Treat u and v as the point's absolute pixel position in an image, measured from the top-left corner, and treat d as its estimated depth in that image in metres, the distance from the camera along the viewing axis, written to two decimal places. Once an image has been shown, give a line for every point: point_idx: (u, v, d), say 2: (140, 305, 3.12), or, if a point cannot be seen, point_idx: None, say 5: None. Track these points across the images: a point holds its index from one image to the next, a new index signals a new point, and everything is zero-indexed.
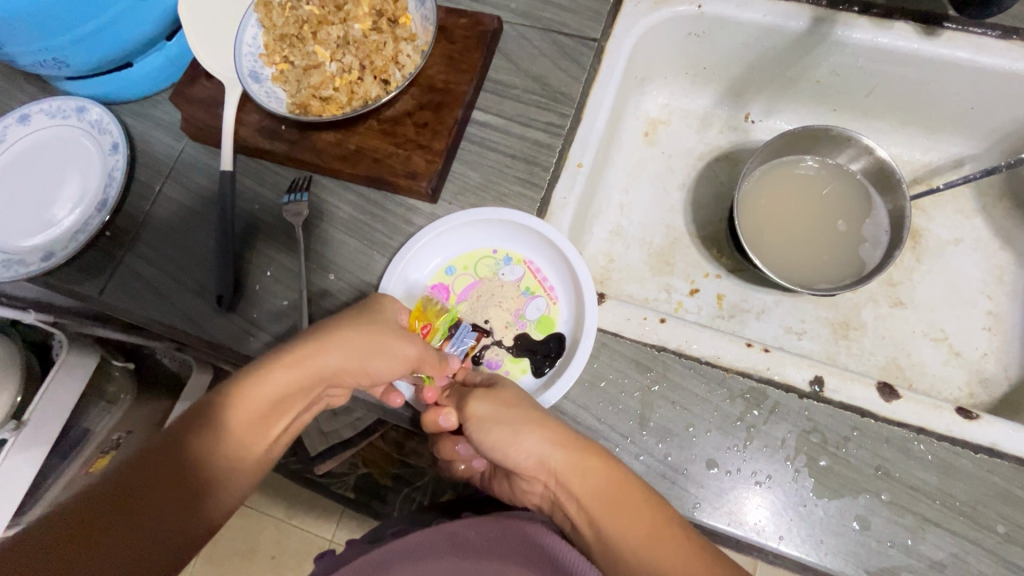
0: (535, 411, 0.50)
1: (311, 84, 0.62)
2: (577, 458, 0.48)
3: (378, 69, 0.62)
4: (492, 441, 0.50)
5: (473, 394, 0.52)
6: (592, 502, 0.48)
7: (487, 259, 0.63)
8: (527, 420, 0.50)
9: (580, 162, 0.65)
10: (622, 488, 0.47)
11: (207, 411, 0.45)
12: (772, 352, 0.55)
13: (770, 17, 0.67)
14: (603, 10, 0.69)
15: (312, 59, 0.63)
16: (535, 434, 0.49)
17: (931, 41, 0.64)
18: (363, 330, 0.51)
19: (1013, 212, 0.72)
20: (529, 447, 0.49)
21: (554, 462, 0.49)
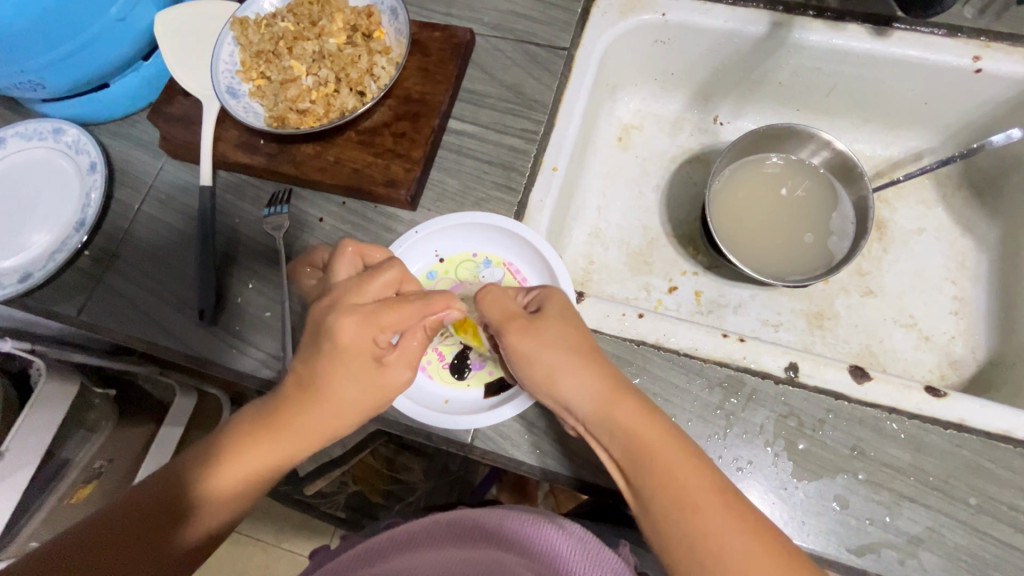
0: (582, 338, 0.51)
1: (288, 97, 0.63)
2: (616, 396, 0.48)
3: (354, 82, 0.64)
4: (540, 371, 0.50)
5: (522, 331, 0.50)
6: (629, 440, 0.46)
7: (468, 262, 0.64)
8: (570, 347, 0.50)
9: (555, 165, 0.67)
10: (653, 424, 0.47)
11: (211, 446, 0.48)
12: (747, 341, 0.56)
13: (730, 23, 0.71)
14: (571, 20, 0.72)
15: (288, 74, 0.65)
16: (574, 366, 0.49)
17: (882, 41, 0.67)
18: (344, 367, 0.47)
19: (971, 201, 0.75)
20: (577, 374, 0.49)
21: (598, 401, 0.48)
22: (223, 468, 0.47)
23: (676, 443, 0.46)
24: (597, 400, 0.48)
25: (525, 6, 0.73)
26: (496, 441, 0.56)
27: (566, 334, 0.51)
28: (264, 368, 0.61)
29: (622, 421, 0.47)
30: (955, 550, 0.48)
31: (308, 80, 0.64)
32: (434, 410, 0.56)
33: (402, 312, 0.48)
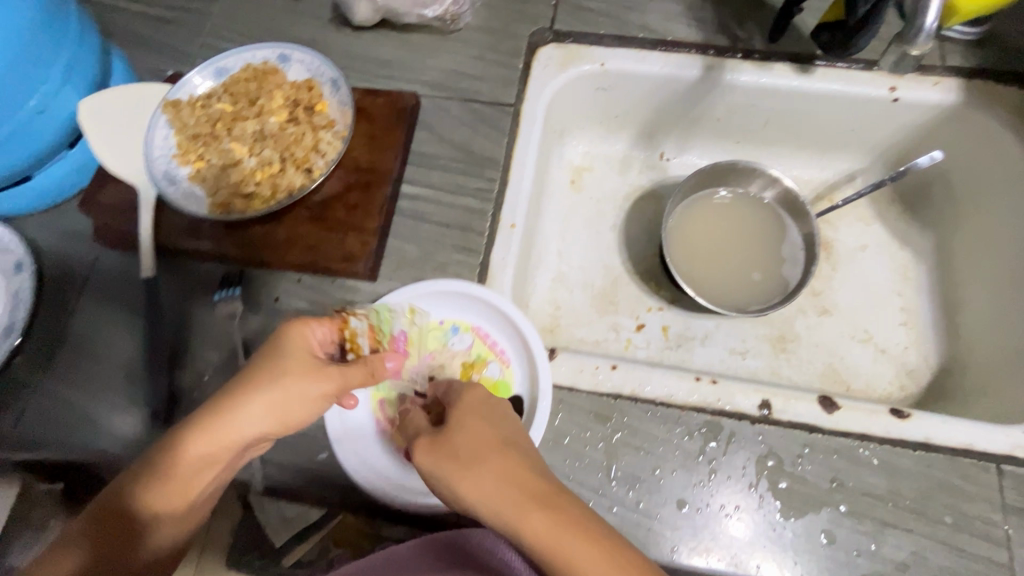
0: (492, 436, 0.45)
1: (231, 183, 0.61)
2: (538, 508, 0.39)
3: (300, 159, 0.62)
4: (442, 485, 0.43)
5: (423, 435, 0.46)
6: (568, 565, 0.37)
7: (435, 331, 0.62)
8: (475, 451, 0.43)
9: (513, 222, 0.66)
10: (585, 539, 0.38)
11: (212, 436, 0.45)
12: (719, 383, 0.57)
13: (666, 68, 0.74)
14: (513, 77, 0.73)
15: (230, 157, 0.63)
16: (490, 475, 0.41)
17: (806, 78, 0.71)
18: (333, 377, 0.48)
19: (904, 216, 0.80)
20: (481, 478, 0.41)
21: (513, 511, 0.40)
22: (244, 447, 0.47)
23: (606, 544, 0.38)
24: (511, 510, 0.40)
25: (468, 65, 0.74)
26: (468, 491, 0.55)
27: (470, 436, 0.45)
28: None
29: (530, 537, 0.38)
30: (939, 571, 0.50)
31: (251, 162, 0.62)
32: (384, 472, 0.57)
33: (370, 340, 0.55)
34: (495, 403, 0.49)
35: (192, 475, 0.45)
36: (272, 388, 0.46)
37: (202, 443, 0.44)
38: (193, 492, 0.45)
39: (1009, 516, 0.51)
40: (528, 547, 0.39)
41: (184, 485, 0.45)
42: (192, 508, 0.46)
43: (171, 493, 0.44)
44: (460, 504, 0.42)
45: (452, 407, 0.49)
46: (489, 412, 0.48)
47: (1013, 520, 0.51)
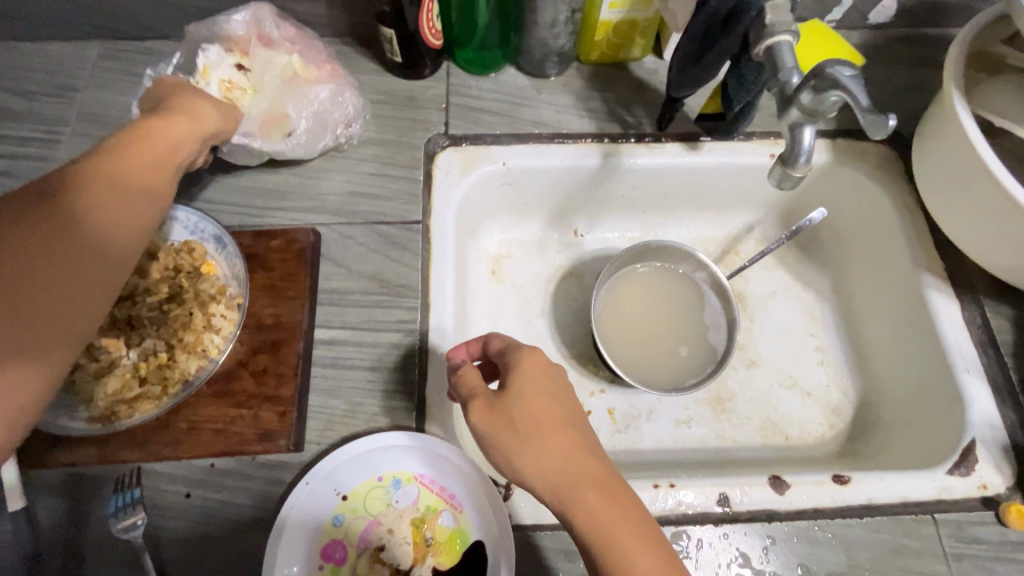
0: (551, 411, 0.46)
1: (112, 391, 0.53)
2: (587, 475, 0.44)
3: (190, 342, 0.55)
4: (496, 452, 0.45)
5: (473, 398, 0.47)
6: (605, 532, 0.41)
7: (374, 490, 0.54)
8: (534, 431, 0.45)
9: (443, 349, 0.62)
10: (624, 517, 0.42)
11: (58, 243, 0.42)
12: (677, 486, 0.57)
13: (567, 159, 0.74)
14: (416, 190, 0.70)
15: (104, 356, 0.55)
16: (547, 446, 0.44)
17: (696, 154, 0.75)
18: (194, 125, 0.54)
19: (802, 258, 0.86)
20: (540, 451, 0.44)
21: (563, 476, 0.43)
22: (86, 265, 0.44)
23: (642, 527, 0.42)
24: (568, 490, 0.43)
25: (365, 183, 0.70)
26: None
27: (531, 412, 0.46)
28: None
29: (581, 509, 0.42)
30: None
31: (132, 357, 0.55)
32: None
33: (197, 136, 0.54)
34: (554, 374, 0.49)
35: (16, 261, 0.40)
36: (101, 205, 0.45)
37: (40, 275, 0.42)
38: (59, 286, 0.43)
39: (951, 562, 0.55)
40: (570, 514, 0.42)
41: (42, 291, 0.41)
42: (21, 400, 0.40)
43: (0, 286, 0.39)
44: (505, 462, 0.45)
45: (511, 370, 0.48)
46: (554, 382, 0.48)
47: (955, 566, 0.55)
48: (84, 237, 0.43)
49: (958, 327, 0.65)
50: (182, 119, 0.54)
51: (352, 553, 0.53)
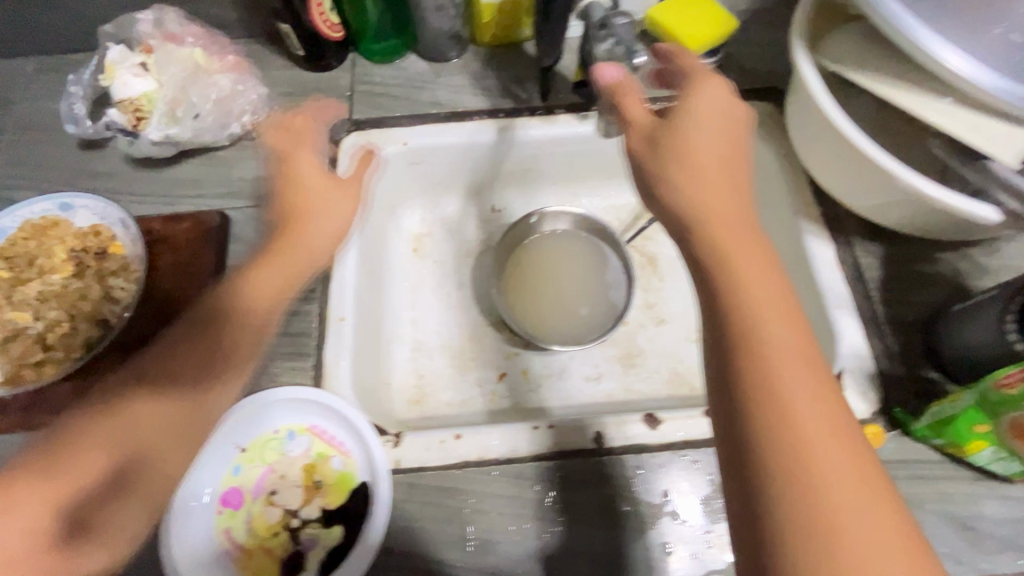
0: (746, 248, 0.44)
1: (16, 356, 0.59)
2: (782, 322, 0.41)
3: (90, 313, 0.61)
4: (728, 280, 0.43)
5: (651, 156, 0.49)
6: (787, 390, 0.38)
7: (270, 441, 0.60)
8: (728, 180, 0.47)
9: (342, 315, 0.67)
10: (808, 367, 0.39)
11: (179, 410, 0.55)
12: (555, 426, 0.61)
13: (464, 136, 0.79)
14: (321, 172, 0.76)
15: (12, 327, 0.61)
16: (751, 273, 0.43)
17: (587, 124, 0.79)
18: (308, 245, 0.64)
19: None
20: (699, 196, 0.46)
21: (765, 312, 0.41)
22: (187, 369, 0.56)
23: (803, 356, 0.40)
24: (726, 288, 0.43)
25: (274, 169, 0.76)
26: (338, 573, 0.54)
27: (712, 134, 0.48)
28: None
29: (751, 317, 0.41)
30: None
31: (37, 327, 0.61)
32: None
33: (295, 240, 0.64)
34: (739, 110, 0.50)
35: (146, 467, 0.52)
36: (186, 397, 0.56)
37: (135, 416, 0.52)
38: (173, 452, 0.54)
39: None
40: (733, 371, 0.40)
41: (147, 451, 0.52)
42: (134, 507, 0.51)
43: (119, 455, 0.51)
44: (696, 239, 0.46)
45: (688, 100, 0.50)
46: (725, 124, 0.49)
47: None
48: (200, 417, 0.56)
49: (834, 267, 0.68)
50: (311, 231, 0.65)
51: (250, 498, 0.58)
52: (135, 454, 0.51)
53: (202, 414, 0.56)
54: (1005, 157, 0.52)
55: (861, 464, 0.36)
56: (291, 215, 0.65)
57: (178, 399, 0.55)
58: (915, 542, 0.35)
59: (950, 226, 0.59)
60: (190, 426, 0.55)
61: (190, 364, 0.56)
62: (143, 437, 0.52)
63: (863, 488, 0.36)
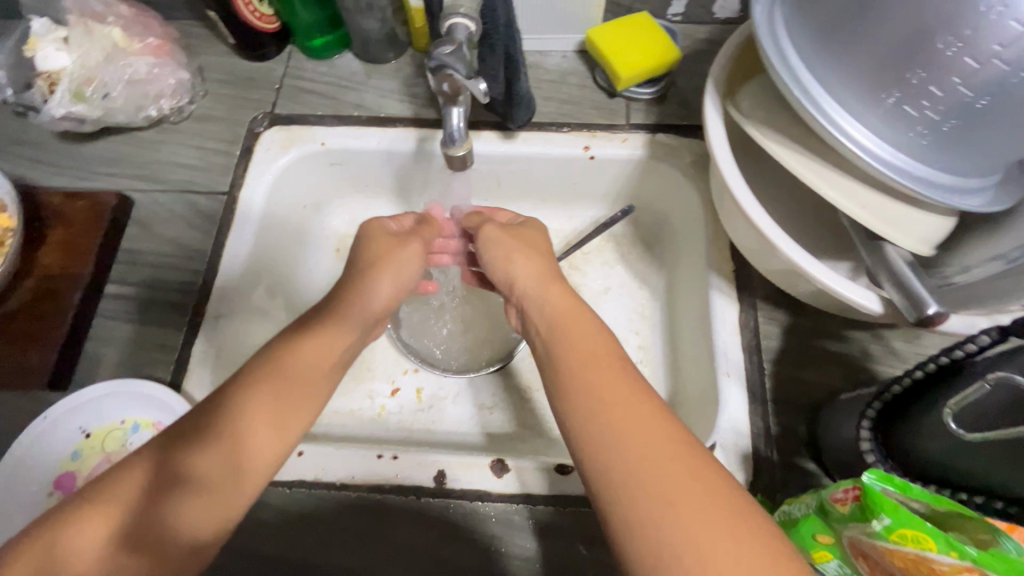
0: (596, 354, 0.48)
1: None
2: (656, 429, 0.43)
3: None
4: (575, 398, 0.46)
5: (517, 269, 0.59)
6: (679, 502, 0.39)
7: (115, 431, 0.61)
8: (543, 275, 0.57)
9: (219, 313, 0.67)
10: (698, 468, 0.41)
11: (271, 372, 0.49)
12: (401, 458, 0.60)
13: (383, 143, 0.77)
14: (234, 163, 0.75)
15: None
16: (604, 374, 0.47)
17: (509, 143, 0.76)
18: (364, 305, 0.58)
19: (642, 256, 0.85)
20: (521, 270, 0.58)
21: (636, 412, 0.44)
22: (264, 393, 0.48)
23: (682, 458, 0.41)
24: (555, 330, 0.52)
25: (188, 154, 0.75)
26: None
27: (534, 242, 0.62)
28: None
29: (614, 433, 0.43)
30: None
31: None
32: None
33: (398, 259, 0.61)
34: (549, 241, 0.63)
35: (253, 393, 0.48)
36: (314, 333, 0.53)
37: (279, 365, 0.49)
38: (270, 407, 0.47)
39: None
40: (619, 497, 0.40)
41: (250, 408, 0.47)
42: (236, 493, 0.45)
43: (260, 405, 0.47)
44: (555, 360, 0.50)
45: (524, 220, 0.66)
46: (540, 246, 0.61)
47: None
48: (303, 371, 0.50)
49: (731, 330, 0.63)
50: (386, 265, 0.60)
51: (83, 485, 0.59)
52: (186, 443, 0.45)
53: (289, 424, 0.48)
54: (903, 243, 0.47)
55: (681, 458, 0.41)
56: (349, 281, 0.59)
57: (296, 395, 0.49)
58: (743, 523, 0.38)
59: (830, 301, 0.56)
60: (302, 382, 0.50)
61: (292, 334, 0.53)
62: (270, 402, 0.48)
63: (690, 476, 0.40)
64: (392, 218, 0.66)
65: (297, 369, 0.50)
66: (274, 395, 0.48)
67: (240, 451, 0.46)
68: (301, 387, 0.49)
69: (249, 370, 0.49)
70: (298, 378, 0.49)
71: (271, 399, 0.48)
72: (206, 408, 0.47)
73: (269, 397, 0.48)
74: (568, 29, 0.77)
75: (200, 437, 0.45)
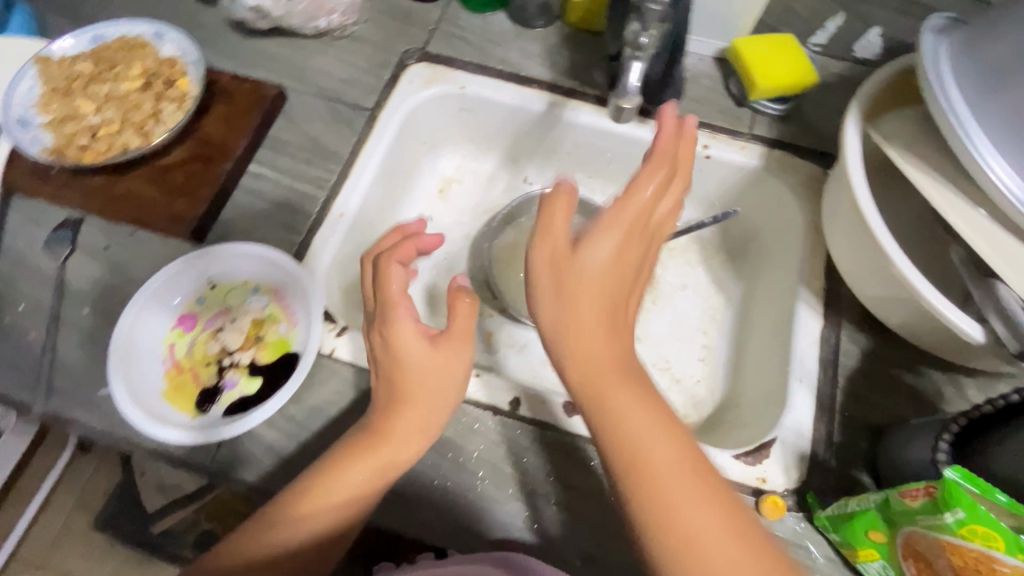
0: (635, 372, 0.46)
1: (67, 134, 0.68)
2: (686, 460, 0.42)
3: (137, 124, 0.69)
4: (607, 423, 0.44)
5: (581, 341, 0.45)
6: (699, 543, 0.40)
7: (238, 289, 0.66)
8: (613, 251, 0.46)
9: (342, 212, 0.72)
10: (720, 503, 0.41)
11: (312, 489, 0.52)
12: (482, 377, 0.64)
13: (516, 99, 0.82)
14: (380, 85, 0.81)
15: (75, 110, 0.69)
16: (638, 398, 0.44)
17: (635, 126, 0.80)
18: (404, 444, 0.53)
19: (725, 264, 0.89)
20: (573, 319, 0.45)
21: (665, 449, 0.42)
22: (326, 498, 0.51)
23: (708, 494, 0.41)
24: (584, 371, 0.45)
25: (340, 68, 0.82)
26: (240, 414, 0.59)
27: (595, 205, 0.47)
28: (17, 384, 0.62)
29: (648, 475, 0.42)
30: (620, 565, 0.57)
31: (94, 119, 0.69)
32: (160, 407, 0.60)
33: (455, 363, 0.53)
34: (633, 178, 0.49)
35: (313, 501, 0.51)
36: (373, 443, 0.52)
37: (342, 473, 0.51)
38: (325, 508, 0.51)
39: None
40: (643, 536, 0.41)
41: (309, 511, 0.51)
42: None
43: (312, 512, 0.51)
44: (593, 393, 0.45)
45: (596, 223, 0.47)
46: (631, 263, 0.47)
47: None
48: (368, 476, 0.52)
49: (812, 341, 0.66)
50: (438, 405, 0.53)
51: (203, 328, 0.65)
52: (246, 539, 0.50)
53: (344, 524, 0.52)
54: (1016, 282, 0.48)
55: (704, 484, 0.41)
56: (388, 392, 0.53)
57: (356, 502, 0.52)
58: (748, 531, 0.40)
59: (923, 330, 0.58)
60: (340, 501, 0.51)
61: (333, 454, 0.53)
62: (329, 502, 0.51)
63: (700, 486, 0.41)
64: (414, 314, 0.52)
65: (357, 481, 0.51)
66: (332, 503, 0.51)
67: (292, 549, 0.50)
68: (357, 496, 0.51)
69: (316, 474, 0.52)
70: (342, 491, 0.51)
71: (330, 501, 0.51)
72: (273, 508, 0.51)
73: (325, 504, 0.51)
74: (714, 34, 0.81)
75: (261, 529, 0.51)
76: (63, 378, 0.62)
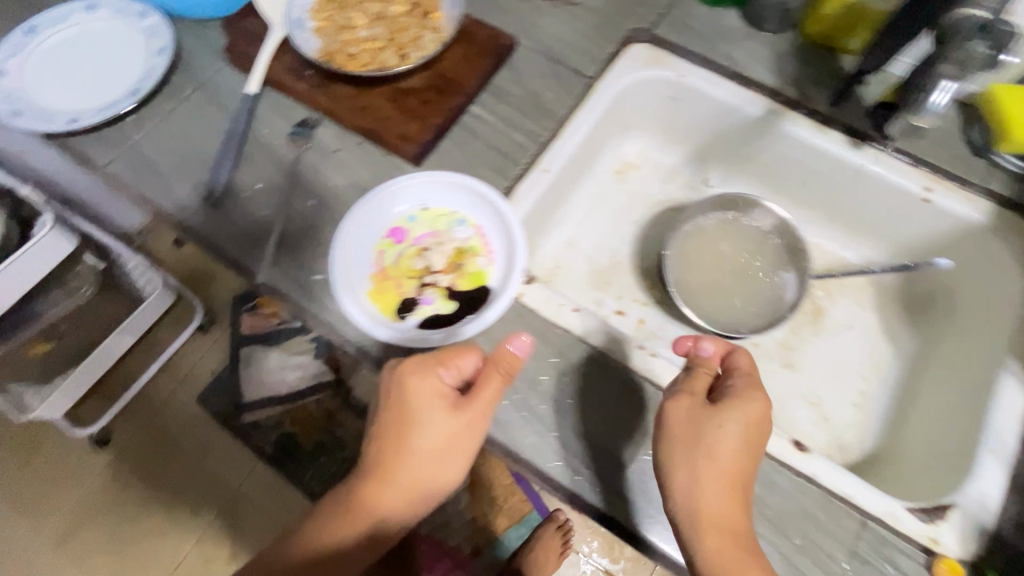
0: (729, 505, 0.54)
1: (340, 41, 0.75)
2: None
3: (399, 45, 0.75)
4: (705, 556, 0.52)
5: (693, 489, 0.54)
6: None
7: (446, 217, 0.70)
8: (723, 475, 0.54)
9: (547, 169, 0.75)
10: None
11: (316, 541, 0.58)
12: (659, 358, 0.64)
13: (734, 99, 0.80)
14: (602, 56, 0.82)
15: (349, 22, 0.77)
16: (738, 548, 0.53)
17: (856, 153, 0.77)
18: (411, 483, 0.57)
19: (901, 316, 0.84)
20: (697, 491, 0.54)
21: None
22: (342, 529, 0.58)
23: None
24: (695, 512, 0.53)
25: (567, 31, 0.83)
26: (439, 332, 0.62)
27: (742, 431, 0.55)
28: (246, 253, 0.69)
29: None
30: None
31: (362, 33, 0.76)
32: (365, 306, 0.64)
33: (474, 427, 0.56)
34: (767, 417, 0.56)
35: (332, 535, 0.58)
36: (367, 486, 0.57)
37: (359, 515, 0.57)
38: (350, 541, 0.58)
39: (852, 558, 0.56)
40: None
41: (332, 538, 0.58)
42: None
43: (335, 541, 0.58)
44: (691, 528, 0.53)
45: (678, 476, 0.54)
46: (757, 433, 0.55)
47: (854, 563, 0.56)
48: (384, 511, 0.57)
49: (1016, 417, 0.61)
50: (418, 472, 0.57)
51: (411, 244, 0.69)
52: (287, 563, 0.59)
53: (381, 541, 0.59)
54: None
55: None
56: (391, 453, 0.57)
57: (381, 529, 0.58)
58: None
59: None
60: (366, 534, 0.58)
61: (348, 506, 0.58)
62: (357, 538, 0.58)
63: None
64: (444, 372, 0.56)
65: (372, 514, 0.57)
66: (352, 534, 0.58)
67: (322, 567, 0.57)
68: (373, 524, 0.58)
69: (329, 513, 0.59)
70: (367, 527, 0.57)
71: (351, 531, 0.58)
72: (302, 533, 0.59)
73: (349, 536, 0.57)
74: None
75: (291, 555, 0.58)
76: (284, 258, 0.68)
